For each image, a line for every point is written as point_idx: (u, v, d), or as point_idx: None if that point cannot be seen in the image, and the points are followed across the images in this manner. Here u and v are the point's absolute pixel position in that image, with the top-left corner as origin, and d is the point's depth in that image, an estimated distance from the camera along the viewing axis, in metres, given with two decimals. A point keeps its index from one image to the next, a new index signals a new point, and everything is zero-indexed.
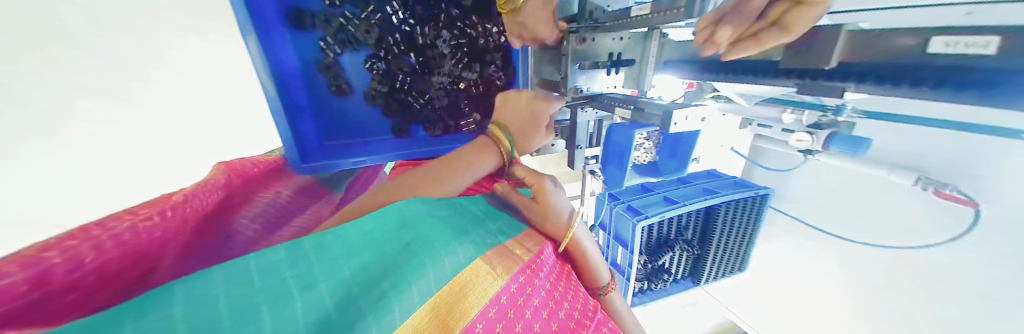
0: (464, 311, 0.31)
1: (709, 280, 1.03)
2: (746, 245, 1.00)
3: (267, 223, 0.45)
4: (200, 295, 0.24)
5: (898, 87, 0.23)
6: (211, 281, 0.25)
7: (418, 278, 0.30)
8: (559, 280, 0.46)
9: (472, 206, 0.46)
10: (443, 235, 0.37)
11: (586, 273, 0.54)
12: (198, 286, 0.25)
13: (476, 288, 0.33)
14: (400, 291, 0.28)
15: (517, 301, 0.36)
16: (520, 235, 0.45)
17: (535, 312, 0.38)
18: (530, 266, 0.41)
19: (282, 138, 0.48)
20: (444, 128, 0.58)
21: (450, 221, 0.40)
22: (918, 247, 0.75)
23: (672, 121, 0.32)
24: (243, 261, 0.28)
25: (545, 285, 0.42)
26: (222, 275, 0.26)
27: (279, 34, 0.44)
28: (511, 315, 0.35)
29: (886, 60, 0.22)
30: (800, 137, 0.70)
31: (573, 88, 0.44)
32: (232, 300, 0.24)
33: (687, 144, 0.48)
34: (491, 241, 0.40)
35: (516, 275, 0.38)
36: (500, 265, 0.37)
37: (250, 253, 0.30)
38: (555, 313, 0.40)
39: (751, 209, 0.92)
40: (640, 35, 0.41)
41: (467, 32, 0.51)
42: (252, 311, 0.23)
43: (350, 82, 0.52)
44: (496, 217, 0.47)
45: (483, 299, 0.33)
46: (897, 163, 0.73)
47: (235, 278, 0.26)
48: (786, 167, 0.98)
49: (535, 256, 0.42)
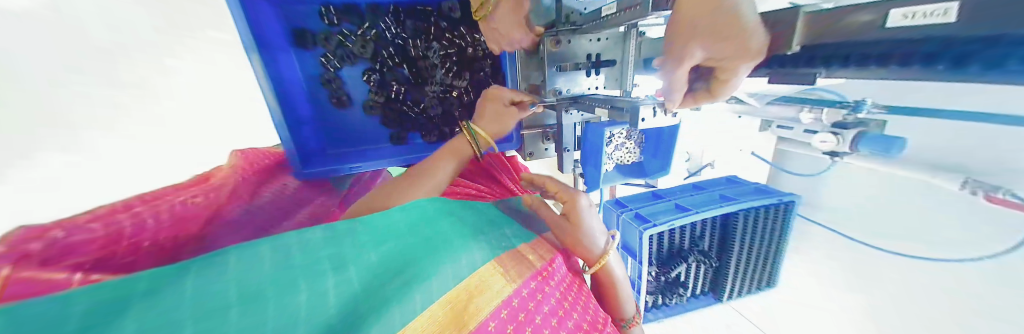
0: (476, 310, 0.30)
1: (733, 296, 0.95)
2: (774, 258, 0.91)
3: (273, 215, 0.48)
4: (249, 271, 0.26)
5: (865, 68, 0.22)
6: (259, 255, 0.27)
7: (439, 273, 0.30)
8: (573, 290, 0.42)
9: (489, 212, 0.47)
10: (461, 235, 0.37)
11: (604, 282, 0.50)
12: (248, 258, 0.27)
13: (488, 289, 0.32)
14: (422, 283, 0.29)
15: (527, 306, 0.34)
16: (534, 241, 0.44)
17: (546, 319, 0.35)
18: (542, 273, 0.38)
19: (285, 147, 0.52)
20: (440, 135, 0.60)
21: (469, 225, 0.40)
22: (970, 260, 0.65)
23: (640, 116, 0.33)
24: (286, 238, 0.30)
25: (558, 292, 0.39)
26: (269, 248, 0.28)
27: (285, 52, 0.50)
28: (521, 319, 0.33)
29: (848, 39, 0.21)
30: (824, 137, 0.61)
31: (552, 90, 0.45)
32: (275, 278, 0.26)
33: (668, 141, 0.50)
34: (506, 245, 0.40)
35: (529, 280, 0.36)
36: (514, 268, 0.36)
37: (292, 232, 0.31)
38: (564, 323, 0.37)
39: (775, 217, 0.85)
40: (617, 35, 0.41)
41: (455, 42, 0.55)
42: (289, 287, 0.25)
43: (350, 94, 0.55)
44: (511, 225, 0.46)
45: (495, 300, 0.32)
46: (939, 164, 0.65)
47: (278, 256, 0.28)
48: (815, 171, 0.90)
49: (548, 263, 0.40)
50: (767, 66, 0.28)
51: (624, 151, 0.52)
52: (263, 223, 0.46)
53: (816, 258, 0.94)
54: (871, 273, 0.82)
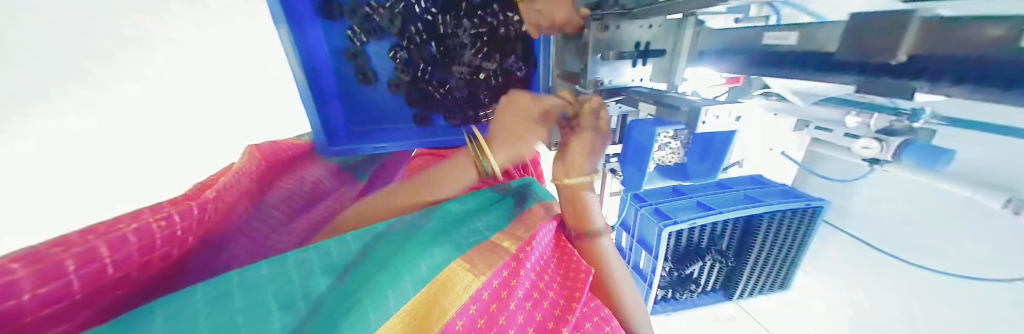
0: (443, 311, 0.32)
1: (744, 295, 0.95)
2: (793, 263, 0.89)
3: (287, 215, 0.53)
4: (189, 315, 0.27)
5: (982, 88, 0.19)
6: (194, 300, 0.29)
7: (393, 288, 0.32)
8: (549, 266, 0.45)
9: (456, 205, 0.48)
10: (423, 240, 0.39)
11: (578, 215, 0.50)
12: (185, 307, 0.28)
13: (454, 286, 0.34)
14: (373, 304, 0.30)
15: (500, 296, 0.37)
16: (509, 227, 0.46)
17: (519, 304, 0.38)
18: (516, 258, 0.40)
19: (312, 126, 0.51)
20: (463, 119, 0.59)
21: (431, 229, 0.42)
22: (1001, 280, 0.64)
23: (701, 119, 0.30)
24: (226, 281, 0.31)
25: (533, 274, 0.42)
26: (205, 293, 0.29)
27: (311, 23, 0.47)
28: (494, 309, 0.35)
29: (979, 52, 0.18)
30: (865, 143, 0.55)
31: (593, 80, 0.43)
32: (216, 321, 0.27)
33: (721, 143, 0.44)
34: (474, 240, 0.42)
35: (501, 269, 0.38)
36: (484, 261, 0.38)
37: (234, 271, 0.32)
38: (539, 304, 0.40)
39: (800, 222, 0.82)
40: (672, 23, 0.37)
41: (487, 20, 0.52)
42: (233, 328, 0.26)
43: (374, 70, 0.53)
44: (499, 204, 0.52)
45: (462, 296, 0.34)
46: (986, 179, 0.60)
47: (219, 294, 0.30)
48: (846, 177, 0.87)
49: (524, 244, 0.42)
50: (853, 75, 0.25)
51: (667, 151, 0.50)
52: (282, 206, 0.53)
53: (836, 264, 0.91)
54: (888, 279, 0.81)
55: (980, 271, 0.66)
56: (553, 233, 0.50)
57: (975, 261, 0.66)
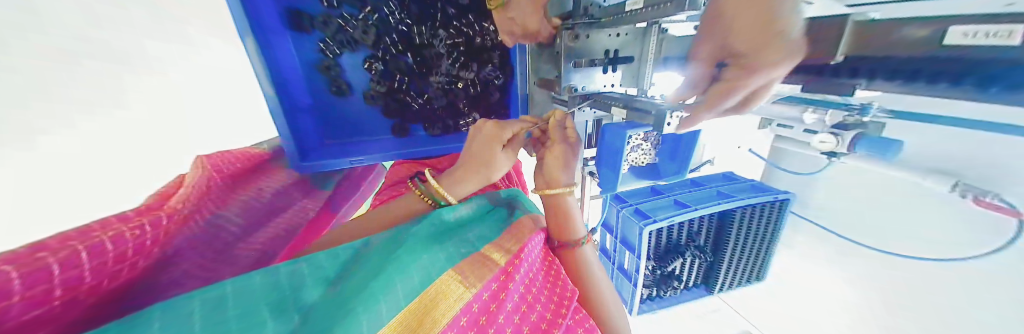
0: (434, 320, 0.31)
1: (724, 289, 0.97)
2: (766, 253, 0.94)
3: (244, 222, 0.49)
4: (175, 319, 0.25)
5: (909, 84, 0.22)
6: (186, 304, 0.26)
7: (386, 295, 0.31)
8: (539, 278, 0.45)
9: (448, 214, 0.46)
10: (415, 247, 0.39)
11: (562, 227, 0.52)
12: (175, 310, 0.26)
13: (443, 300, 0.34)
14: (368, 308, 0.29)
15: (489, 308, 0.36)
16: (498, 238, 0.46)
17: (508, 317, 0.37)
18: (506, 271, 0.40)
19: (280, 132, 0.48)
20: (443, 129, 0.59)
21: (425, 238, 0.41)
22: (953, 259, 0.68)
23: (666, 121, 0.32)
24: (216, 288, 0.29)
25: (522, 287, 0.42)
26: (198, 300, 0.27)
27: (280, 34, 0.47)
28: (483, 322, 0.35)
29: (906, 52, 0.20)
30: (823, 138, 0.55)
31: (568, 87, 0.44)
32: (205, 325, 0.25)
33: (688, 145, 0.47)
34: (466, 251, 0.42)
35: (491, 281, 0.38)
36: (474, 274, 0.38)
37: (227, 279, 0.30)
38: (527, 317, 0.40)
39: (770, 214, 0.86)
40: (638, 30, 0.40)
41: (462, 30, 0.53)
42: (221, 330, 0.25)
43: (350, 82, 0.53)
44: (491, 215, 0.52)
45: (453, 309, 0.33)
46: (929, 166, 0.66)
47: (208, 303, 0.27)
48: (812, 170, 0.91)
49: (514, 257, 0.43)
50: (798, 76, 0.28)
51: (639, 152, 0.52)
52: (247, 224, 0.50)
53: (806, 253, 0.96)
54: (856, 264, 0.85)
55: (932, 252, 0.71)
56: (541, 243, 0.50)
57: (927, 243, 0.72)
